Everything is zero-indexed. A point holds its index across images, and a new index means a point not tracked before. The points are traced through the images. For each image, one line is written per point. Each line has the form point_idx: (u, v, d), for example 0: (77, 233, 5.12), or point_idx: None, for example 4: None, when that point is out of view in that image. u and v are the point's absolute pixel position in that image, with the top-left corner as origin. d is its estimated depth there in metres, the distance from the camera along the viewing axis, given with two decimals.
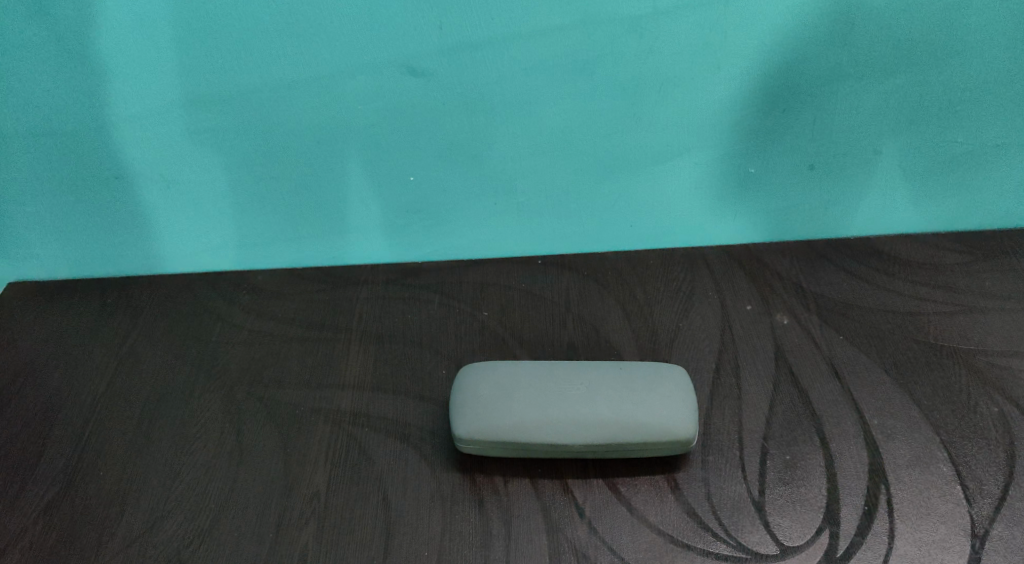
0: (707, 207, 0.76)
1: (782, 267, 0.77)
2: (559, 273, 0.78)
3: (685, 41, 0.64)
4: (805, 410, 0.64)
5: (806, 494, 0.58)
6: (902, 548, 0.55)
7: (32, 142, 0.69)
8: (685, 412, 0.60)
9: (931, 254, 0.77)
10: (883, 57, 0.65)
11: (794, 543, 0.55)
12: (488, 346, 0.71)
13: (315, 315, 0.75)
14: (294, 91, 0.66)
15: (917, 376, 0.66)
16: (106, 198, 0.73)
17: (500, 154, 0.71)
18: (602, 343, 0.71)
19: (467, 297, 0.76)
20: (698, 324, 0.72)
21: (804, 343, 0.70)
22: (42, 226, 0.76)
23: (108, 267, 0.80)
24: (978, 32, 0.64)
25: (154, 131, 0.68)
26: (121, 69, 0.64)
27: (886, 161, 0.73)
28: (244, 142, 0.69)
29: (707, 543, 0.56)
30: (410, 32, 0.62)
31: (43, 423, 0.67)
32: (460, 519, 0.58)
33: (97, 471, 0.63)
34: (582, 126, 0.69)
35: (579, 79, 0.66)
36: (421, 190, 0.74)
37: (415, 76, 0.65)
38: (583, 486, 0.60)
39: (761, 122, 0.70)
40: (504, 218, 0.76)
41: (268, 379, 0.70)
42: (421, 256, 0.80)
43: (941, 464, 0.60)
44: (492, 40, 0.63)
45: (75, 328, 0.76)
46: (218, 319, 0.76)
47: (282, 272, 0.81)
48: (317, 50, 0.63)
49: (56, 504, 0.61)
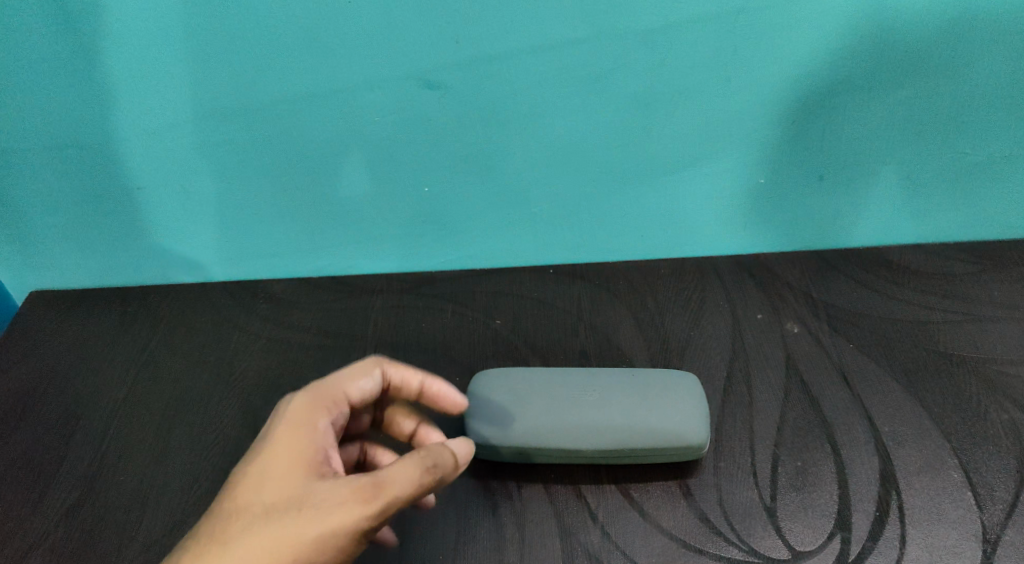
0: (717, 218, 0.77)
1: (792, 276, 0.78)
2: (571, 283, 0.80)
3: (695, 54, 0.65)
4: (817, 418, 0.65)
5: (818, 500, 0.60)
6: (913, 552, 0.57)
7: (54, 153, 0.70)
8: (696, 417, 0.60)
9: (941, 264, 0.78)
10: (891, 70, 0.66)
11: (806, 548, 0.57)
12: (500, 352, 0.73)
13: (331, 324, 0.77)
14: (313, 103, 0.68)
15: (928, 383, 0.67)
16: (125, 207, 0.75)
17: (514, 166, 0.72)
18: (613, 350, 0.73)
19: (480, 306, 0.78)
20: (709, 333, 0.73)
21: (815, 352, 0.71)
22: (59, 235, 0.77)
23: (124, 276, 0.82)
24: (987, 44, 0.64)
25: (173, 140, 0.70)
26: (143, 79, 0.65)
27: (894, 173, 0.73)
28: (262, 153, 0.71)
29: (720, 547, 0.57)
30: (426, 44, 0.64)
31: (64, 428, 0.69)
32: (475, 524, 0.59)
33: (117, 475, 0.65)
34: (593, 138, 0.70)
35: (592, 91, 0.67)
36: (435, 201, 0.75)
37: (431, 88, 0.67)
38: (596, 491, 0.60)
39: (770, 134, 0.70)
40: (516, 227, 0.78)
41: (284, 387, 0.72)
42: (433, 266, 0.81)
43: (953, 470, 0.61)
44: (507, 54, 0.65)
45: (95, 335, 0.78)
46: (234, 328, 0.78)
47: (297, 281, 0.82)
48: (334, 62, 0.65)
49: (77, 507, 0.64)
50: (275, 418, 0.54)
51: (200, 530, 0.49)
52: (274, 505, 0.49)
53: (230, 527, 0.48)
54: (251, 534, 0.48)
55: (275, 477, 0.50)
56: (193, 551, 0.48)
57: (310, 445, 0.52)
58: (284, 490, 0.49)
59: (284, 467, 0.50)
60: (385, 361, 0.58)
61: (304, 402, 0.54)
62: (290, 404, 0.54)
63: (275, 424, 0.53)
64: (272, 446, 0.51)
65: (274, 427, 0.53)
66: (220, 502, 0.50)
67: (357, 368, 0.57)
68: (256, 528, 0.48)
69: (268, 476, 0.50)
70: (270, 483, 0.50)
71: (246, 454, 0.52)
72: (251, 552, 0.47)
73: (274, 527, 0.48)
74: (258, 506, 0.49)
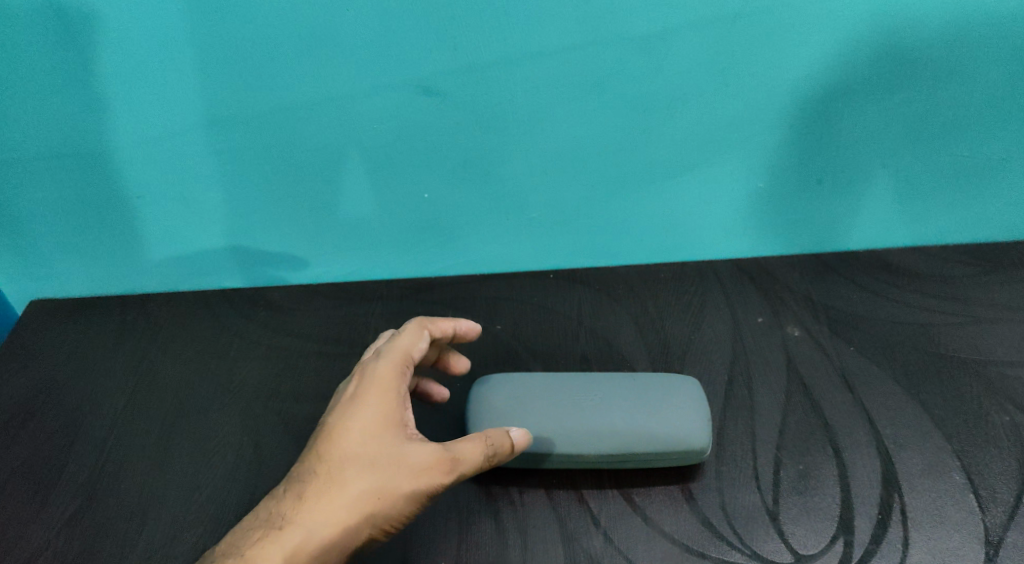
0: (717, 222, 0.77)
1: (792, 280, 0.78)
2: (571, 288, 0.80)
3: (693, 59, 0.65)
4: (819, 421, 0.65)
5: (820, 503, 0.60)
6: (916, 555, 0.57)
7: (54, 161, 0.70)
8: (698, 421, 0.60)
9: (941, 266, 0.78)
10: (886, 75, 0.66)
11: (809, 551, 0.57)
12: (501, 358, 0.73)
13: (332, 330, 0.77)
14: (312, 111, 0.68)
15: (929, 386, 0.67)
16: (124, 215, 0.75)
17: (513, 172, 0.73)
18: (614, 355, 0.73)
19: (480, 312, 0.78)
20: (710, 337, 0.73)
21: (816, 355, 0.71)
22: (59, 244, 0.77)
23: (123, 285, 0.82)
24: (984, 47, 0.65)
25: (172, 147, 0.70)
26: (143, 88, 0.66)
27: (892, 176, 0.73)
28: (262, 161, 0.71)
29: (723, 552, 0.57)
30: (426, 51, 0.64)
31: (64, 436, 0.69)
32: (477, 529, 0.59)
33: (118, 484, 0.65)
34: (592, 143, 0.71)
35: (590, 96, 0.67)
36: (435, 207, 0.75)
37: (430, 94, 0.67)
38: (599, 496, 0.61)
39: (768, 138, 0.70)
40: (516, 232, 0.78)
41: (285, 393, 0.72)
42: (433, 272, 0.82)
43: (955, 472, 0.61)
44: (505, 60, 0.65)
45: (94, 343, 0.78)
46: (235, 336, 0.78)
47: (298, 288, 0.82)
48: (333, 68, 0.65)
49: (79, 516, 0.63)
50: (362, 376, 0.58)
51: (308, 470, 0.55)
52: (375, 461, 0.55)
53: (336, 472, 0.55)
54: (356, 481, 0.54)
55: (373, 434, 0.56)
56: (304, 489, 0.54)
57: (398, 406, 0.57)
58: (381, 447, 0.55)
59: (379, 426, 0.56)
60: (428, 322, 0.62)
61: (388, 365, 0.58)
62: (375, 366, 0.58)
63: (365, 382, 0.58)
64: (366, 406, 0.56)
65: (364, 389, 0.57)
66: (323, 448, 0.55)
67: (411, 331, 0.61)
68: (358, 480, 0.54)
69: (367, 432, 0.56)
70: (368, 438, 0.56)
71: (341, 407, 0.57)
72: (356, 497, 0.54)
73: (374, 478, 0.54)
74: (362, 459, 0.55)
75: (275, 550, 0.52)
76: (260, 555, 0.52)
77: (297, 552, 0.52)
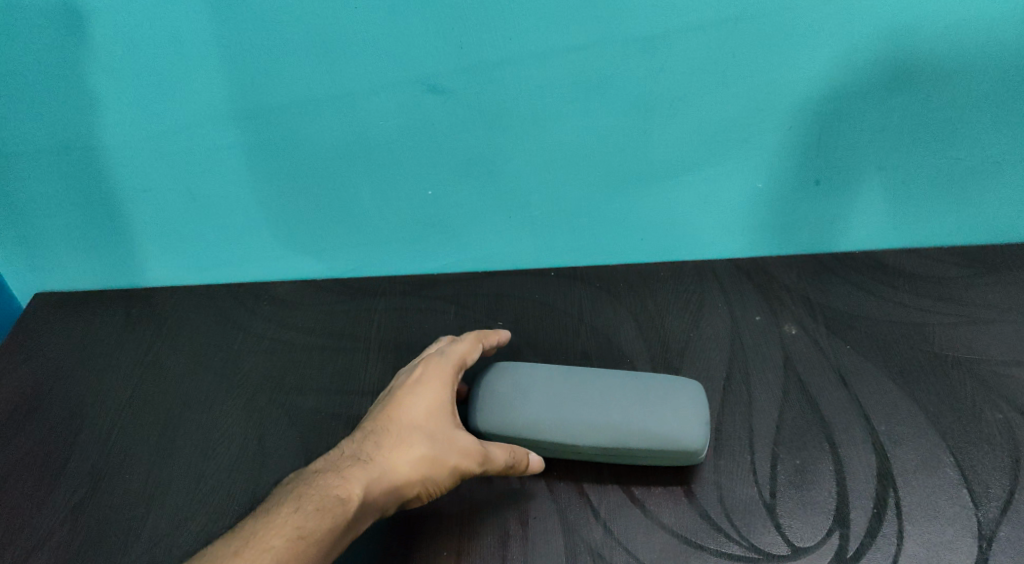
0: (717, 222, 0.78)
1: (790, 279, 0.80)
2: (572, 285, 0.81)
3: (694, 61, 0.66)
4: (815, 418, 0.66)
5: (816, 497, 0.61)
6: (910, 549, 0.58)
7: (62, 154, 0.71)
8: (696, 424, 0.61)
9: (936, 268, 0.79)
10: (883, 79, 0.68)
11: (805, 544, 0.58)
12: (503, 353, 0.74)
13: (335, 325, 0.78)
14: (319, 107, 0.69)
15: (922, 383, 0.68)
16: (131, 209, 0.76)
17: (516, 169, 0.73)
18: (615, 351, 0.74)
19: (482, 308, 0.79)
20: (708, 335, 0.74)
21: (814, 354, 0.72)
22: (65, 238, 0.78)
23: (128, 279, 0.83)
24: (978, 51, 0.66)
25: (180, 142, 0.70)
26: (153, 83, 0.66)
27: (888, 179, 0.75)
28: (269, 158, 0.72)
29: (720, 544, 0.58)
30: (430, 50, 0.65)
31: (70, 426, 0.70)
32: (479, 520, 0.60)
33: (123, 474, 0.66)
34: (594, 144, 0.72)
35: (591, 98, 0.69)
36: (438, 205, 0.76)
37: (435, 92, 0.68)
38: (598, 489, 0.62)
39: (767, 139, 0.71)
40: (518, 232, 0.79)
41: (289, 386, 0.73)
42: (435, 269, 0.83)
43: (948, 467, 0.62)
44: (511, 59, 0.66)
45: (99, 335, 0.79)
46: (239, 329, 0.79)
47: (300, 284, 0.83)
48: (340, 64, 0.66)
49: (84, 504, 0.64)
50: (428, 362, 0.64)
51: (384, 424, 0.60)
52: (440, 430, 0.60)
53: (409, 430, 0.60)
54: (426, 441, 0.59)
55: (441, 406, 0.61)
56: (383, 438, 0.59)
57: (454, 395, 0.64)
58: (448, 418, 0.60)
59: (444, 404, 0.62)
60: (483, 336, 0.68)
61: (451, 360, 0.64)
62: (439, 358, 0.64)
63: (433, 367, 0.64)
64: (436, 384, 0.62)
65: (431, 376, 0.63)
66: (399, 409, 0.61)
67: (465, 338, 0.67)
68: (423, 443, 0.59)
69: (437, 403, 0.61)
70: (434, 411, 0.61)
71: (410, 384, 0.63)
72: (424, 454, 0.58)
73: (437, 445, 0.59)
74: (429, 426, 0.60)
75: (361, 476, 0.56)
76: (349, 476, 0.56)
77: (374, 485, 0.56)
